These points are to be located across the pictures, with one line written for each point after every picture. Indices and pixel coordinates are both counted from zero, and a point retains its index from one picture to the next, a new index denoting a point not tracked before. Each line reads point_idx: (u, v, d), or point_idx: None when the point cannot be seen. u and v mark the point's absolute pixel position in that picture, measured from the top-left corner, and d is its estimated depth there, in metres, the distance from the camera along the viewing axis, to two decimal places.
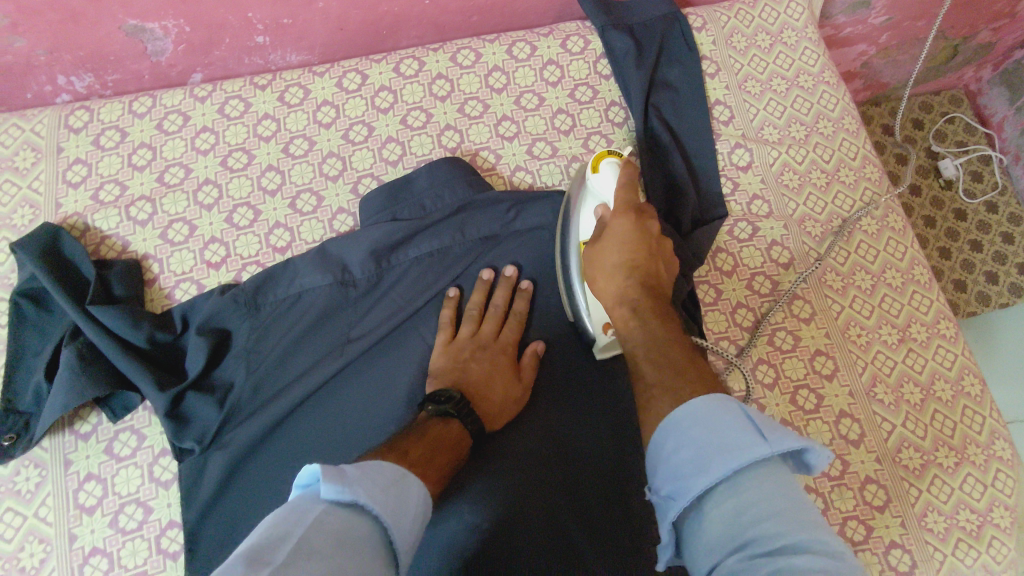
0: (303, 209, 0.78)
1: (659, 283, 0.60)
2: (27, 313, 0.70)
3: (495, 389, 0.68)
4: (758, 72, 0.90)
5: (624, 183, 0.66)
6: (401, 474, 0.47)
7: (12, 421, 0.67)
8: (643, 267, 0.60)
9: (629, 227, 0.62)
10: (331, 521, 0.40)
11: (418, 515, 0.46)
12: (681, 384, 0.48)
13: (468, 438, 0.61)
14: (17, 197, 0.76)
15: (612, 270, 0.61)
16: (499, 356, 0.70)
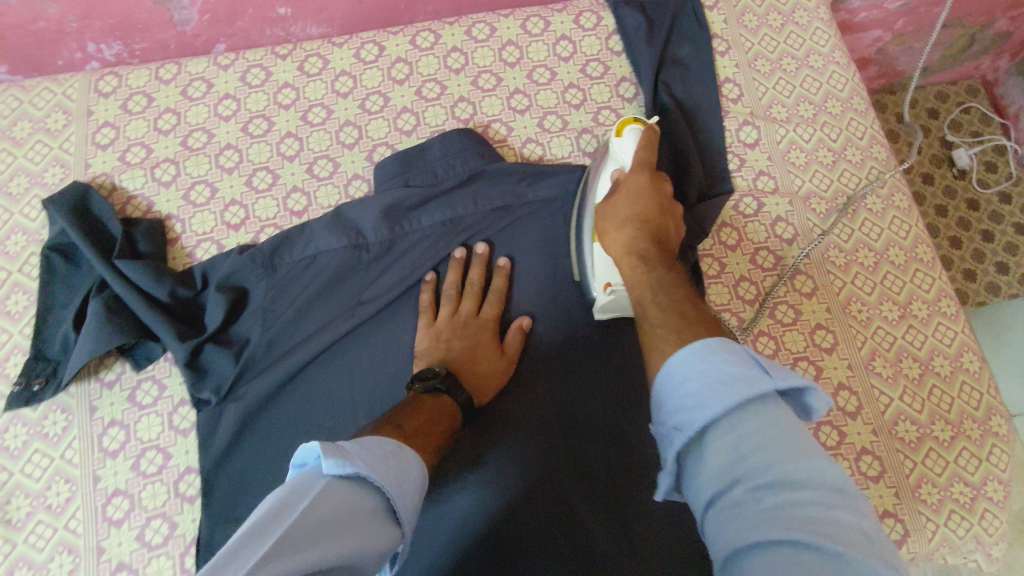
0: (320, 174, 0.81)
1: (666, 241, 0.61)
2: (57, 266, 0.73)
3: (479, 364, 0.71)
4: (768, 51, 0.91)
5: (642, 151, 0.66)
6: (396, 447, 0.48)
7: (41, 367, 0.70)
8: (651, 220, 0.61)
9: (643, 185, 0.63)
10: (336, 494, 0.41)
11: (419, 482, 0.47)
12: (685, 329, 0.46)
13: (458, 410, 0.64)
14: (47, 156, 0.79)
15: (619, 215, 0.62)
16: (480, 333, 0.72)
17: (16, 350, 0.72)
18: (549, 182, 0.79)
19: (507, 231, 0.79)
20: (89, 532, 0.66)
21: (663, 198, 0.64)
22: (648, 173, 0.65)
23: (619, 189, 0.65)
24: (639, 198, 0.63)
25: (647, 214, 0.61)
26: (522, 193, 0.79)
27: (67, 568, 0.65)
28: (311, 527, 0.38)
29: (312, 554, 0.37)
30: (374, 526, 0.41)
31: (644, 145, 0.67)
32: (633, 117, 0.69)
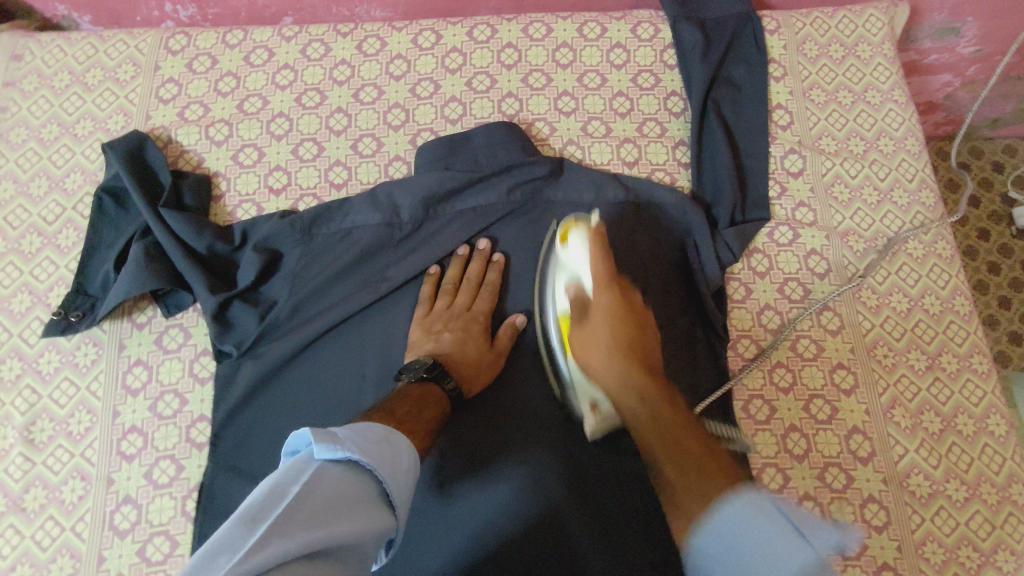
0: (363, 151, 0.83)
1: (648, 360, 0.65)
2: (107, 208, 0.77)
3: (468, 352, 0.71)
4: (825, 82, 0.90)
5: (596, 254, 0.68)
6: (384, 431, 0.51)
7: (80, 301, 0.74)
8: (633, 347, 0.64)
9: (615, 305, 0.67)
10: (328, 478, 0.44)
11: (407, 465, 0.50)
12: (706, 485, 0.49)
13: (446, 396, 0.65)
14: (113, 104, 0.82)
15: (599, 345, 0.65)
16: (471, 325, 0.74)
17: (60, 283, 0.75)
18: (585, 189, 0.82)
19: (534, 228, 0.80)
20: (101, 462, 0.70)
21: (633, 310, 0.67)
22: (611, 287, 0.68)
23: (594, 314, 0.67)
24: (615, 325, 0.66)
25: (623, 345, 0.64)
26: (561, 194, 0.81)
27: (78, 494, 0.69)
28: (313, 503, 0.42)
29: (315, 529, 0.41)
30: (368, 504, 0.45)
31: (593, 250, 0.68)
32: (574, 222, 0.71)
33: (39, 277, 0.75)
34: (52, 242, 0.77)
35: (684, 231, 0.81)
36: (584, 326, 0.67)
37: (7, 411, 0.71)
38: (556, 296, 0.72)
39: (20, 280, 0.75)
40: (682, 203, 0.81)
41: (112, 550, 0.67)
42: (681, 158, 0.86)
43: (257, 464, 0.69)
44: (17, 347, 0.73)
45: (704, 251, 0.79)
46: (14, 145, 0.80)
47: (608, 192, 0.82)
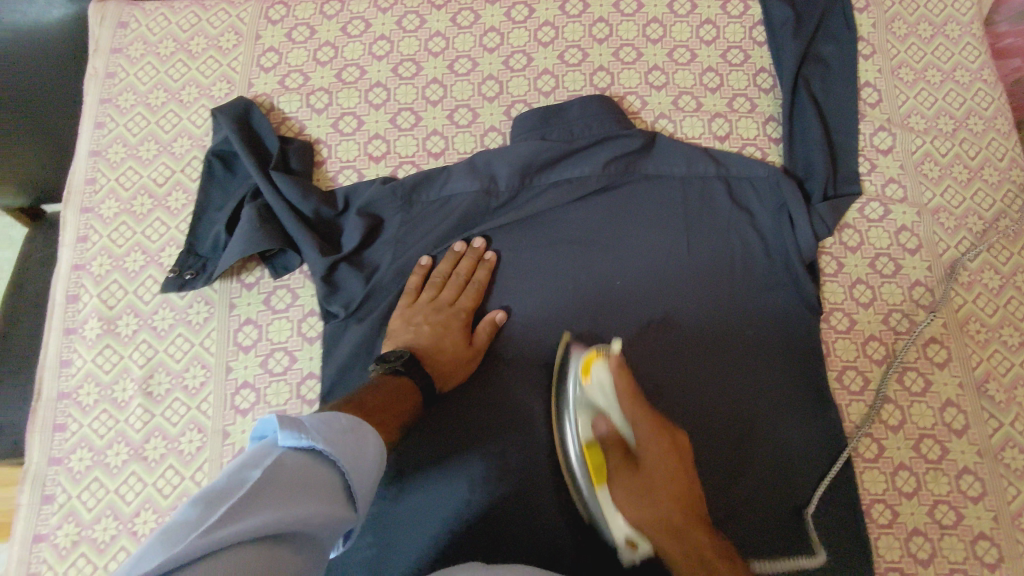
0: (459, 121, 0.84)
1: (692, 492, 0.63)
2: (217, 172, 0.79)
3: (444, 350, 0.72)
4: (914, 60, 0.90)
5: (629, 394, 0.65)
6: (353, 423, 0.51)
7: (193, 261, 0.76)
8: (683, 485, 0.63)
9: (664, 453, 0.63)
10: (291, 464, 0.45)
11: (373, 456, 0.51)
12: None
13: (419, 392, 0.66)
14: (216, 71, 0.84)
15: (647, 496, 0.63)
16: (452, 322, 0.74)
17: (172, 244, 0.78)
18: (675, 161, 0.83)
19: (625, 199, 0.82)
20: (217, 416, 0.73)
21: (680, 458, 0.64)
22: (651, 427, 0.64)
23: (644, 466, 0.64)
24: (666, 473, 0.63)
25: (676, 479, 0.62)
26: (655, 167, 0.83)
27: (196, 444, 0.72)
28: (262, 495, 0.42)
29: (261, 517, 0.41)
30: (324, 495, 0.46)
31: (626, 396, 0.65)
32: (597, 354, 0.69)
33: (151, 237, 0.78)
34: (162, 204, 0.79)
35: (774, 205, 0.82)
36: (632, 477, 0.64)
37: (126, 365, 0.74)
38: (576, 408, 0.70)
39: (133, 240, 0.78)
40: (773, 177, 0.82)
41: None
42: (771, 134, 0.86)
43: None
44: (132, 304, 0.76)
45: (797, 223, 0.79)
46: (123, 109, 0.82)
47: (699, 165, 0.82)
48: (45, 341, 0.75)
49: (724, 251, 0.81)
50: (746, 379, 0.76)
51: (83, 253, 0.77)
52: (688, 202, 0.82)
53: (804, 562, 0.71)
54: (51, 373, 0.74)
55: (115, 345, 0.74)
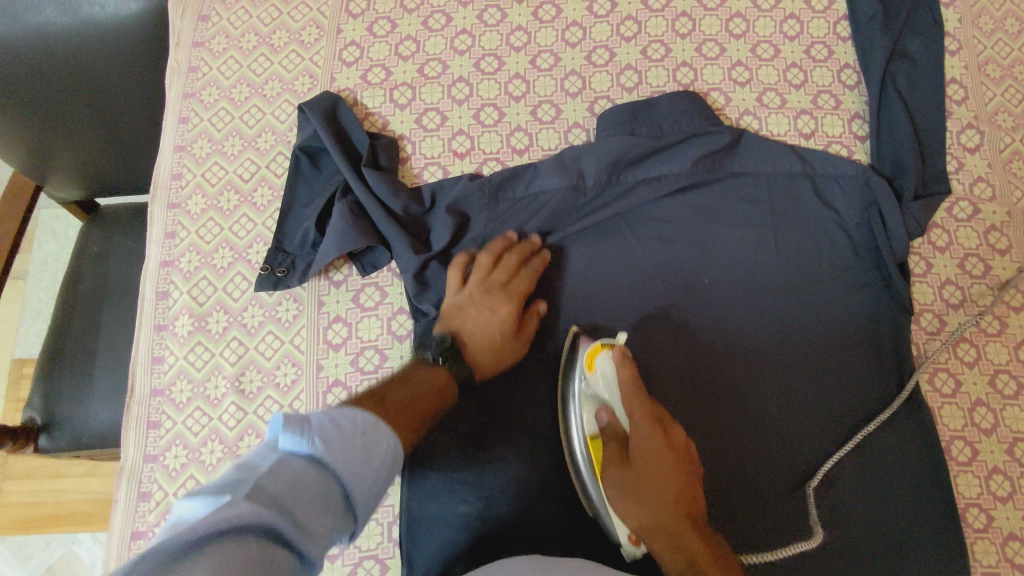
0: (543, 118, 0.84)
1: (692, 493, 0.61)
2: (304, 167, 0.78)
3: (489, 337, 0.70)
4: (1001, 56, 0.88)
5: (631, 387, 0.63)
6: (366, 423, 0.48)
7: (282, 258, 0.75)
8: (682, 490, 0.60)
9: (659, 448, 0.60)
10: (293, 466, 0.43)
11: (383, 462, 0.48)
12: None
13: (454, 381, 0.65)
14: (299, 66, 0.84)
15: (639, 492, 0.60)
16: (500, 305, 0.71)
17: (260, 241, 0.78)
18: (762, 158, 0.80)
19: (713, 196, 0.80)
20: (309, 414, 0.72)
21: (675, 451, 0.61)
22: (649, 424, 0.61)
23: (636, 461, 0.61)
24: (661, 486, 0.59)
25: (676, 488, 0.60)
26: (745, 165, 0.80)
27: None
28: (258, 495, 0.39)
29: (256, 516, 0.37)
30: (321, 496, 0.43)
31: (626, 382, 0.63)
32: (602, 345, 0.67)
33: (239, 233, 0.78)
34: (249, 199, 0.80)
35: (863, 203, 0.79)
36: (623, 474, 0.61)
37: (217, 363, 0.74)
38: (579, 399, 0.68)
39: (220, 237, 0.78)
40: (862, 175, 0.79)
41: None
42: (857, 131, 0.85)
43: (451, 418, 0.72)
44: (222, 301, 0.76)
45: (891, 225, 0.76)
46: (207, 104, 0.83)
47: (789, 163, 0.79)
48: (136, 337, 0.76)
49: (818, 258, 0.78)
50: (837, 393, 0.74)
51: (172, 249, 0.79)
52: (773, 201, 0.79)
53: (804, 544, 0.70)
54: (143, 370, 0.75)
55: (206, 342, 0.75)
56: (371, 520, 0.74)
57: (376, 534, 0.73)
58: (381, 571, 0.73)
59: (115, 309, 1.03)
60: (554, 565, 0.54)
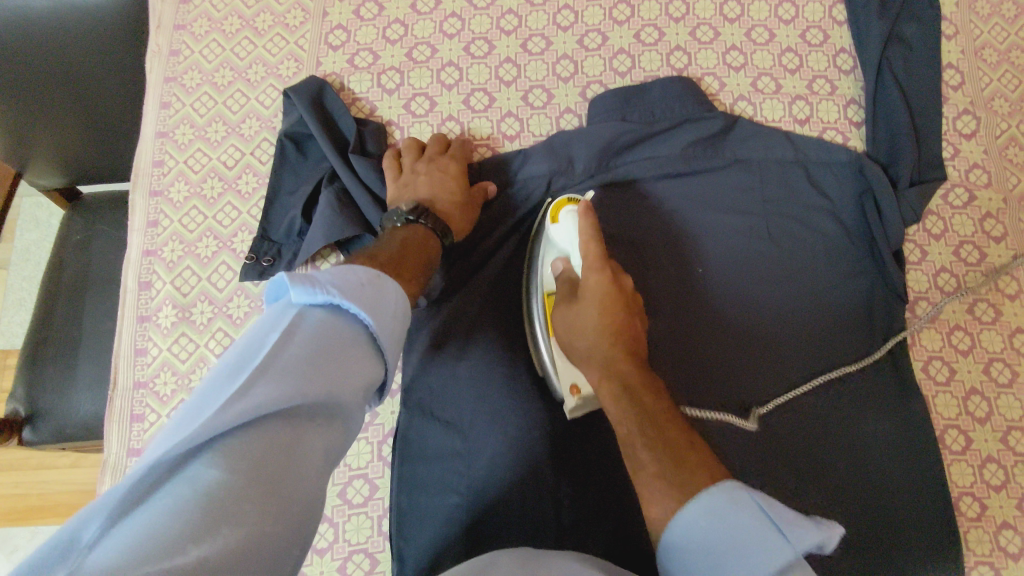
0: (534, 103, 0.82)
1: (636, 338, 0.61)
2: (290, 154, 0.76)
3: (448, 196, 0.71)
4: (997, 41, 0.87)
5: (587, 236, 0.65)
6: (370, 274, 0.49)
7: (267, 247, 0.73)
8: (622, 327, 0.60)
9: (606, 285, 0.62)
10: (311, 322, 0.45)
11: (394, 308, 0.49)
12: (687, 479, 0.48)
13: (435, 237, 0.66)
14: (283, 49, 0.82)
15: (585, 323, 0.61)
16: (445, 168, 0.73)
17: (245, 230, 0.76)
18: (754, 145, 0.79)
19: (706, 179, 0.78)
20: None
21: (625, 296, 0.63)
22: (601, 264, 0.63)
23: (583, 297, 0.63)
24: (602, 312, 0.61)
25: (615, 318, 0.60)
26: (735, 153, 0.79)
27: None
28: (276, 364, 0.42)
29: (276, 390, 0.41)
30: (346, 354, 0.45)
31: (586, 233, 0.65)
32: (566, 202, 0.69)
33: (223, 222, 0.76)
34: (233, 187, 0.78)
35: (856, 190, 0.78)
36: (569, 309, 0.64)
37: (202, 354, 0.72)
38: (544, 262, 0.70)
39: (204, 225, 0.76)
40: (857, 162, 0.78)
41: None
42: (853, 117, 0.84)
43: (439, 409, 0.72)
44: (206, 291, 0.74)
45: (886, 213, 0.75)
46: (189, 89, 0.81)
47: (780, 151, 0.78)
48: (118, 329, 0.74)
49: (811, 245, 0.77)
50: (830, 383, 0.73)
51: (154, 238, 0.77)
52: (768, 187, 0.78)
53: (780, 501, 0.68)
54: (126, 362, 0.73)
55: (190, 333, 0.73)
56: (361, 514, 0.73)
57: (366, 528, 0.72)
58: (371, 565, 0.72)
59: (98, 299, 1.00)
60: (543, 563, 0.51)
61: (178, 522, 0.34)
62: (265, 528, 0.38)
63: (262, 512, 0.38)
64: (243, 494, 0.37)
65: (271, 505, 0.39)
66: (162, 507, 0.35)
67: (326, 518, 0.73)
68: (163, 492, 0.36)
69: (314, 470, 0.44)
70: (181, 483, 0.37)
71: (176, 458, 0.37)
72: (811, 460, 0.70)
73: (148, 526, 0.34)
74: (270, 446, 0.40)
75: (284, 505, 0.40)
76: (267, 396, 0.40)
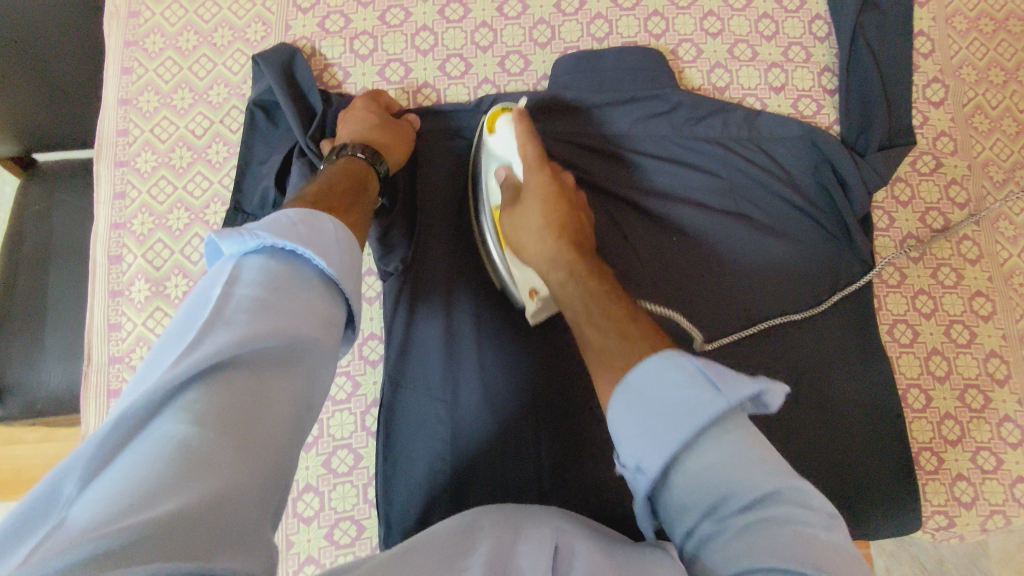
0: (511, 69, 0.81)
1: (583, 238, 0.64)
2: (261, 124, 0.74)
3: (372, 127, 0.69)
4: (968, 8, 0.88)
5: (523, 140, 0.68)
6: (300, 214, 0.48)
7: (241, 220, 0.72)
8: (567, 226, 0.64)
9: (546, 184, 0.66)
10: (251, 272, 0.44)
11: (336, 240, 0.48)
12: (630, 344, 0.50)
13: (362, 162, 0.64)
14: (250, 12, 0.79)
15: (531, 218, 0.64)
16: (365, 108, 0.72)
17: (218, 202, 0.75)
18: (711, 122, 0.78)
19: (663, 138, 0.78)
20: None
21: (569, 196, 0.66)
22: (539, 167, 0.67)
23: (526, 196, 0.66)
24: (546, 206, 0.65)
25: (560, 215, 0.64)
26: (688, 127, 0.78)
27: None
28: (228, 315, 0.41)
29: (231, 335, 0.40)
30: (297, 293, 0.44)
31: (522, 137, 0.68)
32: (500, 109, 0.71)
33: (194, 193, 0.75)
34: (202, 156, 0.76)
35: (811, 161, 0.79)
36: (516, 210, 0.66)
37: None
38: (485, 170, 0.72)
39: (174, 197, 0.75)
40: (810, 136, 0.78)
41: (301, 462, 0.74)
42: (827, 85, 0.84)
43: (421, 377, 0.72)
44: (180, 264, 0.73)
45: (848, 182, 0.76)
46: (151, 53, 0.78)
47: (731, 122, 0.79)
48: (89, 303, 0.72)
49: (769, 218, 0.77)
50: (790, 353, 0.74)
51: (123, 211, 0.75)
52: (735, 152, 0.78)
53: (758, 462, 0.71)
54: (98, 337, 0.72)
55: (165, 307, 0.72)
56: (346, 483, 0.74)
57: (352, 496, 0.73)
58: (358, 532, 0.73)
59: (63, 269, 0.97)
60: (528, 515, 0.53)
61: (151, 470, 0.33)
62: (245, 465, 0.36)
63: (242, 450, 0.37)
64: (219, 436, 0.36)
65: (250, 442, 0.38)
66: (132, 462, 0.34)
67: (312, 488, 0.74)
68: (131, 451, 0.35)
69: (295, 408, 0.43)
70: (149, 439, 0.35)
71: (137, 418, 0.36)
72: (783, 423, 0.73)
73: (123, 483, 0.32)
74: (240, 389, 0.39)
75: (263, 441, 0.39)
76: (221, 343, 0.39)
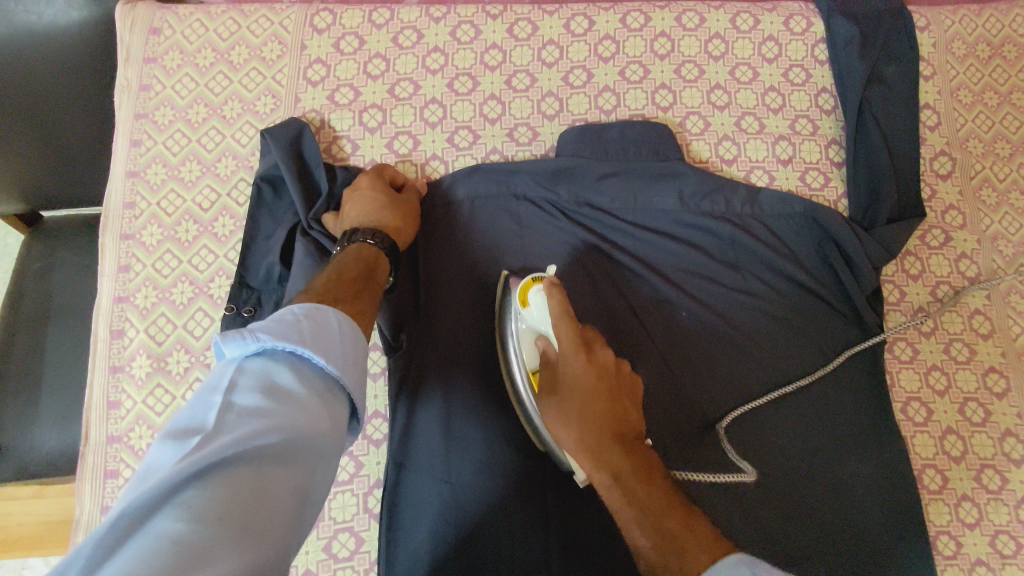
0: (519, 140, 0.81)
1: (628, 428, 0.57)
2: (267, 197, 0.74)
3: (380, 205, 0.69)
4: (973, 82, 0.89)
5: (557, 313, 0.62)
6: (305, 309, 0.46)
7: (247, 295, 0.71)
8: (604, 417, 0.56)
9: (583, 374, 0.59)
10: (252, 371, 0.42)
11: (341, 335, 0.47)
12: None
13: (374, 244, 0.64)
14: (260, 85, 0.80)
15: (567, 414, 0.58)
16: (371, 184, 0.71)
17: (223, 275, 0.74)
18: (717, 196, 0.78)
19: (667, 207, 0.78)
20: None
21: (609, 377, 0.59)
22: (576, 348, 0.60)
23: (562, 387, 0.60)
24: (582, 402, 0.58)
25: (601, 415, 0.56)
26: (693, 202, 0.78)
27: None
28: (231, 411, 0.39)
29: (233, 433, 0.38)
30: (302, 392, 0.42)
31: (557, 312, 0.62)
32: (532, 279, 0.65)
33: (199, 266, 0.74)
34: (208, 229, 0.76)
35: (813, 238, 0.78)
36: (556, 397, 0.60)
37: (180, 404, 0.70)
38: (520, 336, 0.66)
39: (179, 270, 0.74)
40: (810, 213, 0.78)
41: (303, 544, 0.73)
42: (833, 157, 0.85)
43: (425, 454, 0.70)
44: (182, 339, 0.72)
45: (853, 259, 0.76)
46: (161, 126, 0.78)
47: (734, 200, 0.78)
48: (89, 380, 0.72)
49: (774, 295, 0.76)
50: (803, 433, 0.72)
51: (126, 284, 0.74)
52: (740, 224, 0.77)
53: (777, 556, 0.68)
54: (98, 415, 0.71)
55: (166, 384, 0.71)
56: (346, 567, 0.72)
57: None
58: None
59: (64, 328, 0.96)
60: None
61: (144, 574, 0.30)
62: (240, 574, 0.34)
63: (238, 556, 0.34)
64: (215, 541, 0.34)
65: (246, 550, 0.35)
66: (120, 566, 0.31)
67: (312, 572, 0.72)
68: (124, 550, 0.32)
69: (293, 515, 0.40)
70: (144, 538, 0.32)
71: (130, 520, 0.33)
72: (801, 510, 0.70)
73: None
74: (239, 489, 0.37)
75: (259, 548, 0.36)
76: (224, 441, 0.37)
